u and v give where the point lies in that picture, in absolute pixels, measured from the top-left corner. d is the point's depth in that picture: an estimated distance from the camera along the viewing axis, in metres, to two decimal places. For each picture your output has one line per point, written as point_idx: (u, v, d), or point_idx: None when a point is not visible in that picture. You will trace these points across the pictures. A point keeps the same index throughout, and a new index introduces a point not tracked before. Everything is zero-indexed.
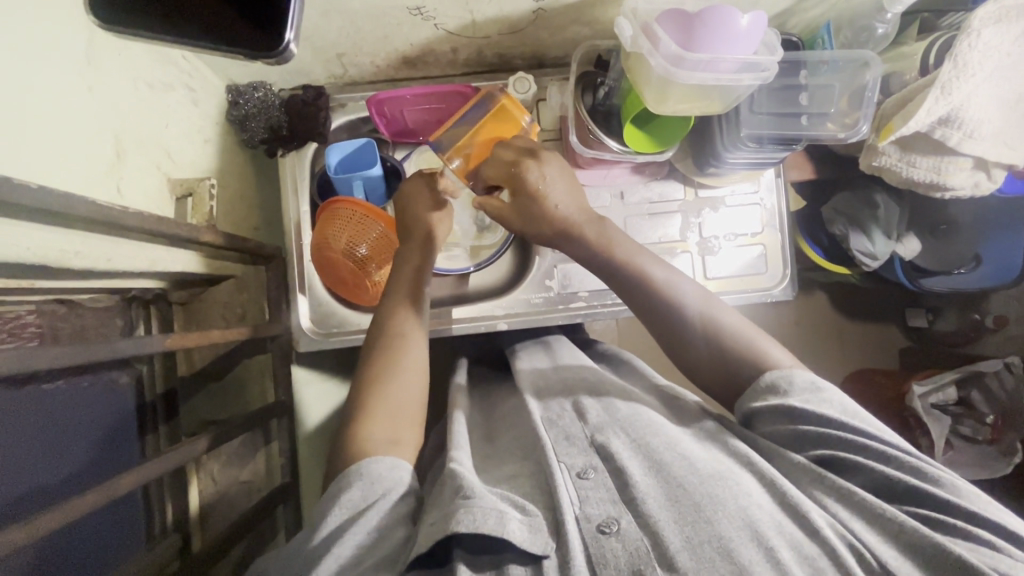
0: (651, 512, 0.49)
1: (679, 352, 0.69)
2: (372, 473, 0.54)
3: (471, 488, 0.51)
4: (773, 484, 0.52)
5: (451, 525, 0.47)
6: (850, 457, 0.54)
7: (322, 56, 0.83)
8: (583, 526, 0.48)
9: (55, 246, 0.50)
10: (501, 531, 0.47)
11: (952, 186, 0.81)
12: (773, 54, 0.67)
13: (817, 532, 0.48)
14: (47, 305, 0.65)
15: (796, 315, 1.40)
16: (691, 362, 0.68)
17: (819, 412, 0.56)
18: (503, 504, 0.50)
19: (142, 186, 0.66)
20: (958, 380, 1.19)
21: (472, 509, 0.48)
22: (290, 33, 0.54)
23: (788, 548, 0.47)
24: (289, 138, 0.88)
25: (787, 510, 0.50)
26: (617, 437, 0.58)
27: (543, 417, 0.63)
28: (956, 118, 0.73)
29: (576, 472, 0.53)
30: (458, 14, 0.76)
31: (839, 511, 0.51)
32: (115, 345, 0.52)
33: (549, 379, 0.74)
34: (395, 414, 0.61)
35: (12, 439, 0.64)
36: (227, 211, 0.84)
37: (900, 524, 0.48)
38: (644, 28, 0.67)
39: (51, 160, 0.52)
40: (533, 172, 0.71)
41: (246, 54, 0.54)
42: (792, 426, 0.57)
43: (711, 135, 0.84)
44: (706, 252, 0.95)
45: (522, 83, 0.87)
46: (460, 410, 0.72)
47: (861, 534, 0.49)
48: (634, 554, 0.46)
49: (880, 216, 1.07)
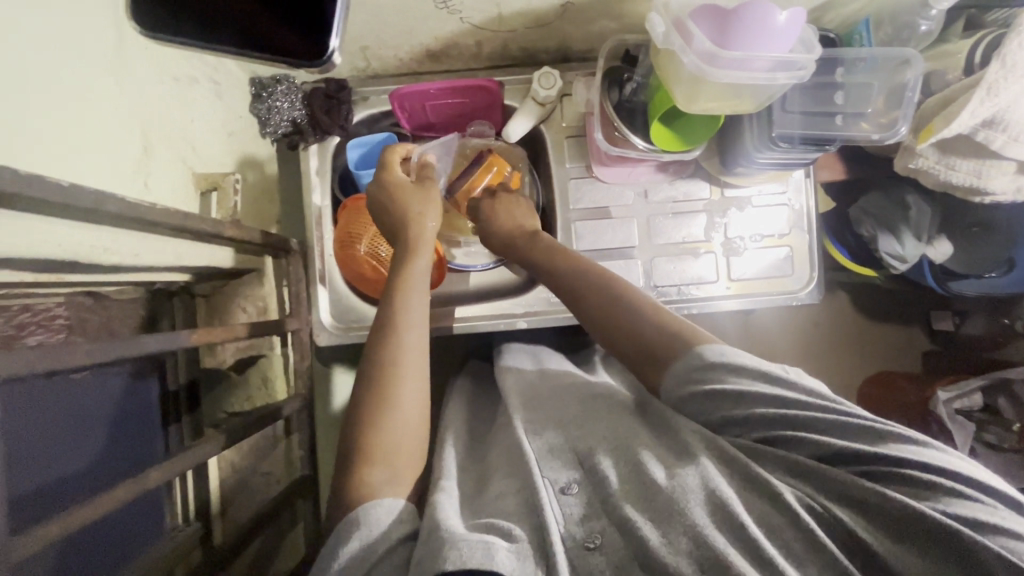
0: (628, 513, 0.48)
1: (610, 328, 0.66)
2: (369, 519, 0.51)
3: (448, 528, 0.48)
4: (741, 465, 0.50)
5: (437, 563, 0.45)
6: (794, 432, 0.50)
7: (346, 50, 0.83)
8: (569, 546, 0.48)
9: (84, 242, 0.51)
10: (489, 565, 0.44)
11: (992, 190, 0.78)
12: (811, 52, 0.65)
13: (793, 516, 0.46)
14: (75, 297, 0.66)
15: (819, 316, 1.37)
16: (627, 333, 0.64)
17: (772, 395, 0.52)
18: (487, 535, 0.47)
19: (168, 180, 0.66)
20: (984, 387, 1.16)
21: (457, 545, 0.45)
22: (335, 41, 0.58)
23: (759, 526, 0.46)
24: (310, 131, 0.87)
25: (761, 495, 0.48)
26: (601, 443, 0.57)
27: (528, 429, 0.62)
28: (1002, 121, 0.69)
29: (559, 487, 0.53)
30: (484, 7, 0.75)
31: (810, 491, 0.48)
32: (143, 342, 0.52)
33: (532, 387, 0.73)
34: (391, 451, 0.57)
35: (42, 428, 0.66)
36: (248, 205, 0.84)
37: (876, 499, 0.45)
38: (677, 24, 0.65)
39: (81, 157, 0.52)
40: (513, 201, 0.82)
41: (291, 62, 0.59)
42: (756, 411, 0.52)
43: (740, 135, 0.82)
44: (731, 253, 0.93)
45: (547, 79, 0.86)
46: (450, 437, 0.70)
47: (832, 509, 0.46)
48: (619, 562, 0.47)
49: (911, 217, 1.04)
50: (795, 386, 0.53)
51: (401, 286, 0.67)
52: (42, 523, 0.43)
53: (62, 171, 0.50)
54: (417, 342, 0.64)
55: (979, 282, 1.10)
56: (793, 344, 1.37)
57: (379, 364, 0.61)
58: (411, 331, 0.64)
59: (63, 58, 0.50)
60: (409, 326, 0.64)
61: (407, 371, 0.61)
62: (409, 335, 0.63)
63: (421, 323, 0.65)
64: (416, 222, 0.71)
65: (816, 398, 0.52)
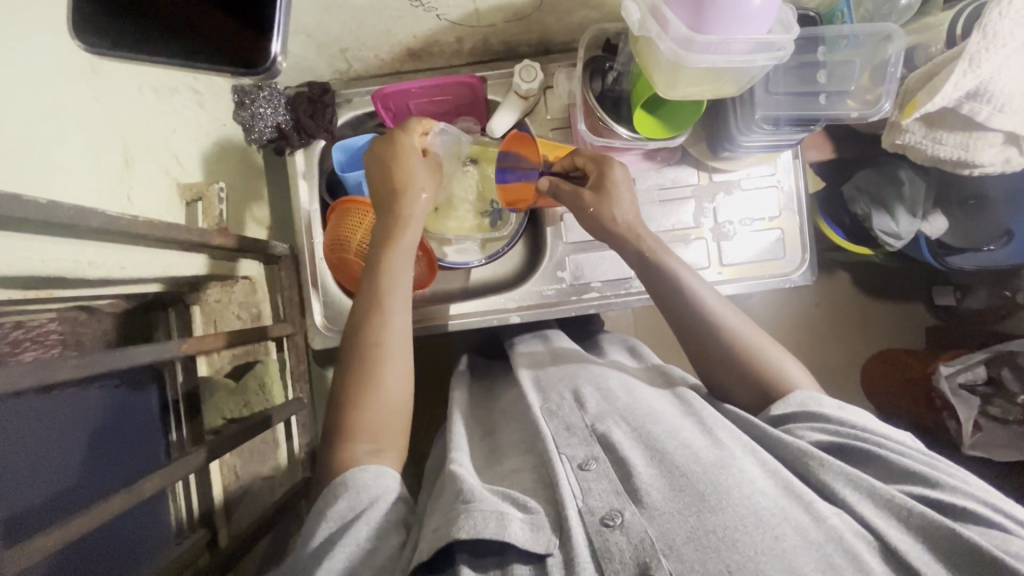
0: (654, 504, 0.50)
1: (689, 337, 0.69)
2: (358, 484, 0.55)
3: (471, 493, 0.52)
4: (776, 471, 0.53)
5: (452, 531, 0.49)
6: (855, 445, 0.54)
7: (325, 52, 0.82)
8: (587, 520, 0.50)
9: (67, 258, 0.51)
10: (503, 534, 0.48)
11: (982, 163, 0.77)
12: (788, 32, 0.64)
13: (823, 520, 0.48)
14: (68, 312, 0.67)
15: (817, 297, 1.37)
16: (711, 356, 0.67)
17: (842, 417, 0.57)
18: (504, 505, 0.52)
19: (152, 192, 0.66)
20: (987, 360, 1.14)
21: (472, 514, 0.49)
22: (276, 45, 0.53)
23: (796, 536, 0.47)
24: (296, 136, 0.87)
25: (792, 497, 0.50)
26: (617, 425, 0.60)
27: (542, 408, 0.65)
28: (986, 92, 0.68)
29: (577, 463, 0.55)
30: (461, 3, 0.74)
31: (847, 495, 0.50)
32: (133, 353, 0.53)
33: (543, 364, 0.77)
34: (385, 405, 0.62)
35: (47, 442, 0.67)
36: (235, 210, 0.84)
37: (916, 516, 0.48)
38: (652, 10, 0.65)
39: (52, 179, 0.51)
40: (619, 174, 0.75)
41: (232, 72, 0.53)
42: (830, 425, 0.57)
43: (725, 118, 0.81)
44: (721, 238, 0.92)
45: (529, 71, 0.86)
46: (462, 407, 0.75)
47: (869, 518, 0.48)
48: (639, 546, 0.47)
49: (905, 194, 1.03)
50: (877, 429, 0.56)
51: (386, 258, 0.69)
52: (41, 533, 0.44)
53: (37, 190, 0.50)
54: (404, 372, 0.65)
55: (977, 255, 1.09)
56: (791, 325, 1.37)
57: (361, 370, 0.64)
58: (393, 315, 0.67)
59: (42, 77, 0.50)
60: (392, 361, 0.65)
61: (391, 351, 0.65)
62: (394, 361, 0.65)
63: (403, 305, 0.68)
64: (422, 202, 0.72)
65: (878, 434, 0.56)
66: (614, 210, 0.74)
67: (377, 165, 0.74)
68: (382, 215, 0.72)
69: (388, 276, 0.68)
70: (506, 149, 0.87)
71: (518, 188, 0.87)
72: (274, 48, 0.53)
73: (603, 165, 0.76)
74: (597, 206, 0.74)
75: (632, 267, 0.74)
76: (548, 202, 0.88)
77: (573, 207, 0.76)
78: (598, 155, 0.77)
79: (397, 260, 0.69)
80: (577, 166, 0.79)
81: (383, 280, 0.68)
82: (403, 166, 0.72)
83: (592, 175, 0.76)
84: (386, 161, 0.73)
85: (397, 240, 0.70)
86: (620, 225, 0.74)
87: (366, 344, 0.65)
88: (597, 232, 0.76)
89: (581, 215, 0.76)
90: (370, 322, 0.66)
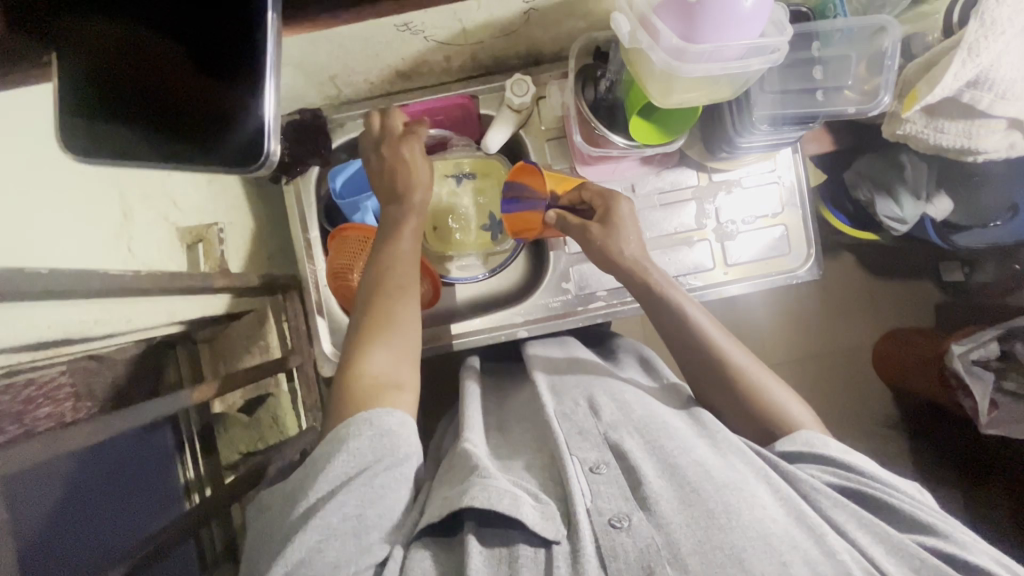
0: (664, 514, 0.51)
1: (696, 370, 0.71)
2: (381, 424, 0.58)
3: (484, 467, 0.56)
4: (789, 499, 0.53)
5: (464, 497, 0.53)
6: (867, 491, 0.56)
7: (314, 81, 0.82)
8: (594, 519, 0.52)
9: (75, 323, 0.55)
10: (514, 510, 0.51)
11: (984, 150, 0.76)
12: (783, 34, 0.63)
13: (833, 554, 0.49)
14: (77, 363, 0.65)
15: (825, 282, 1.37)
16: (721, 388, 0.69)
17: (851, 462, 0.59)
18: (517, 488, 0.55)
19: (152, 241, 0.67)
20: (999, 337, 1.09)
21: (489, 487, 0.53)
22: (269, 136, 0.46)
23: (802, 565, 0.47)
24: (292, 165, 0.87)
25: (802, 526, 0.51)
26: (630, 436, 0.60)
27: (557, 410, 0.65)
28: (987, 80, 0.67)
29: (589, 466, 0.57)
30: (447, 25, 0.73)
31: (859, 538, 0.52)
32: (142, 410, 0.55)
33: (559, 368, 0.78)
34: (394, 378, 0.63)
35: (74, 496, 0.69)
36: (240, 248, 0.85)
37: (925, 564, 0.50)
38: (642, 20, 0.64)
39: (51, 247, 0.53)
40: (626, 209, 0.77)
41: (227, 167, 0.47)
42: (840, 470, 0.59)
43: (722, 120, 0.80)
44: (725, 238, 0.92)
45: (519, 86, 0.86)
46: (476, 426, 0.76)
47: (878, 560, 0.50)
48: (645, 550, 0.49)
49: (908, 177, 1.01)
50: (886, 479, 0.58)
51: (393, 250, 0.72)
52: None
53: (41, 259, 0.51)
54: (389, 358, 0.64)
55: (982, 232, 1.10)
56: (797, 311, 1.36)
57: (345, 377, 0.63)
58: (406, 304, 0.69)
59: (35, 155, 0.52)
60: (405, 386, 0.64)
61: (397, 336, 0.66)
62: (392, 353, 0.65)
63: (413, 301, 0.70)
64: (423, 192, 0.75)
65: (888, 484, 0.58)
66: (622, 245, 0.75)
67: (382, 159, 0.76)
68: (391, 207, 0.75)
69: (394, 277, 0.70)
70: (513, 179, 0.86)
71: (524, 217, 0.85)
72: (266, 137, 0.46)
73: (610, 200, 0.78)
74: (604, 239, 0.75)
75: (637, 300, 0.76)
76: (555, 232, 0.86)
77: (577, 236, 0.78)
78: (604, 190, 0.79)
79: (410, 253, 0.73)
80: (584, 200, 0.81)
81: (385, 280, 0.70)
82: (409, 165, 0.74)
83: (598, 210, 0.78)
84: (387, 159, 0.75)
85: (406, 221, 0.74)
86: (626, 260, 0.75)
87: (373, 327, 0.67)
88: (603, 265, 0.77)
89: (588, 247, 0.77)
90: (379, 299, 0.69)
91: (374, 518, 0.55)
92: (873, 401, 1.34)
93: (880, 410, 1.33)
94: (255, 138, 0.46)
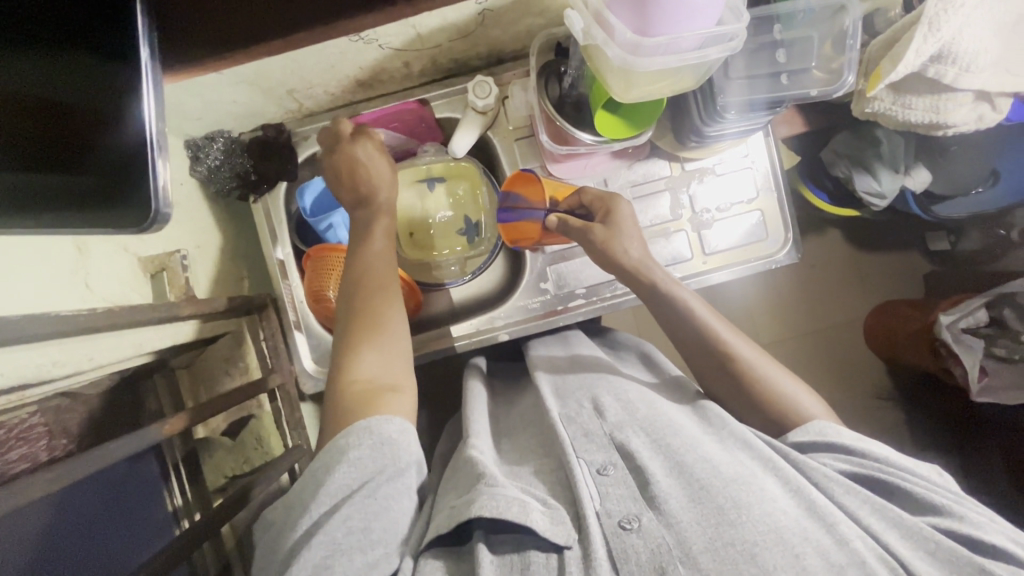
0: (674, 512, 0.51)
1: (704, 358, 0.71)
2: (383, 434, 0.56)
3: (492, 477, 0.55)
4: (799, 491, 0.53)
5: (471, 511, 0.51)
6: (880, 476, 0.56)
7: (273, 96, 0.80)
8: (604, 522, 0.51)
9: (33, 367, 0.55)
10: (524, 519, 0.51)
11: (954, 123, 0.75)
12: (739, 20, 0.62)
13: (846, 542, 0.48)
14: (50, 402, 0.64)
15: (810, 261, 1.36)
16: (723, 379, 0.70)
17: (866, 448, 0.59)
18: (525, 497, 0.54)
19: (108, 273, 0.65)
20: (988, 303, 1.09)
21: (497, 498, 0.52)
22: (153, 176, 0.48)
23: (815, 556, 0.47)
24: (259, 182, 0.87)
25: (813, 516, 0.50)
26: (636, 435, 0.60)
27: (561, 413, 0.64)
28: (951, 53, 0.66)
29: (596, 468, 0.56)
30: (401, 32, 0.71)
31: (871, 523, 0.52)
32: (111, 448, 0.53)
33: (563, 367, 0.77)
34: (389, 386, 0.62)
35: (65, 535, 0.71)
36: (210, 273, 0.83)
37: (938, 546, 0.49)
38: (596, 15, 0.62)
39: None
40: (627, 211, 0.76)
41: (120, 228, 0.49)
42: (851, 459, 0.59)
43: (689, 112, 0.79)
44: (701, 227, 0.91)
45: (481, 87, 0.83)
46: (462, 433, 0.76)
47: (891, 545, 0.50)
48: (657, 550, 0.48)
49: (884, 151, 1.00)
50: (901, 464, 0.57)
51: (362, 262, 0.71)
52: None
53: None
54: (379, 361, 0.63)
55: (964, 200, 1.10)
56: (787, 290, 1.36)
57: (335, 388, 0.62)
58: (396, 305, 0.68)
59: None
60: (402, 390, 0.62)
61: (389, 336, 0.66)
62: (374, 356, 0.64)
63: (397, 303, 0.69)
64: (388, 191, 0.75)
65: (903, 468, 0.57)
66: (624, 245, 0.74)
67: (351, 161, 0.75)
68: (362, 212, 0.74)
69: (375, 278, 0.69)
70: (508, 188, 0.86)
71: (519, 226, 0.85)
72: (154, 177, 0.48)
73: (610, 203, 0.77)
74: (607, 239, 0.74)
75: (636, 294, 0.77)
76: (554, 238, 0.86)
77: (571, 232, 0.77)
78: (605, 193, 0.79)
79: (389, 256, 0.72)
80: (584, 204, 0.81)
81: (365, 283, 0.69)
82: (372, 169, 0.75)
83: (600, 212, 0.78)
84: (351, 163, 0.75)
85: (377, 225, 0.73)
86: (630, 259, 0.74)
87: (360, 330, 0.66)
88: (607, 266, 0.76)
89: (591, 248, 0.76)
90: (363, 303, 0.67)
91: (379, 532, 0.54)
92: (869, 376, 1.34)
93: (877, 382, 1.33)
94: (146, 183, 0.48)
